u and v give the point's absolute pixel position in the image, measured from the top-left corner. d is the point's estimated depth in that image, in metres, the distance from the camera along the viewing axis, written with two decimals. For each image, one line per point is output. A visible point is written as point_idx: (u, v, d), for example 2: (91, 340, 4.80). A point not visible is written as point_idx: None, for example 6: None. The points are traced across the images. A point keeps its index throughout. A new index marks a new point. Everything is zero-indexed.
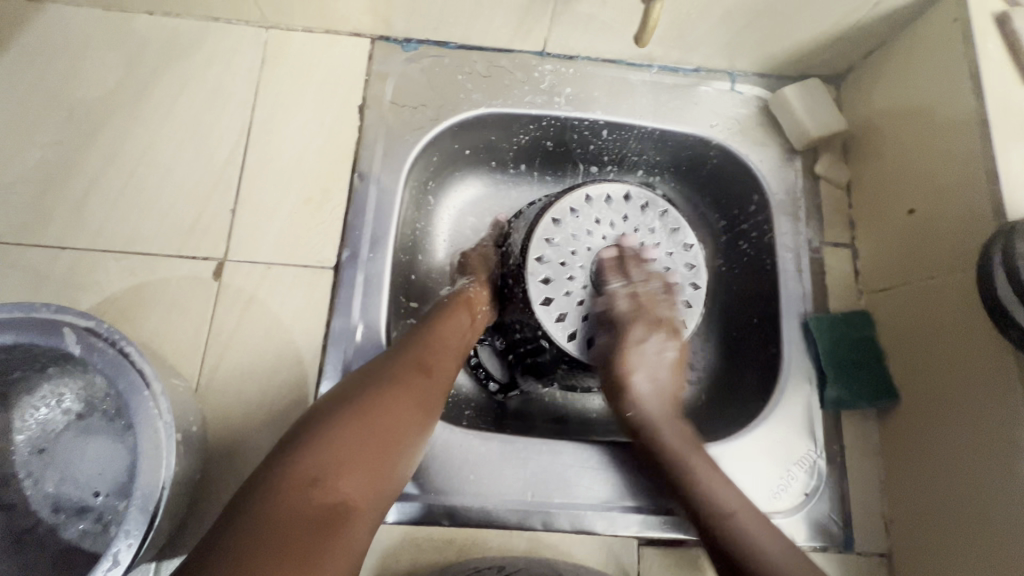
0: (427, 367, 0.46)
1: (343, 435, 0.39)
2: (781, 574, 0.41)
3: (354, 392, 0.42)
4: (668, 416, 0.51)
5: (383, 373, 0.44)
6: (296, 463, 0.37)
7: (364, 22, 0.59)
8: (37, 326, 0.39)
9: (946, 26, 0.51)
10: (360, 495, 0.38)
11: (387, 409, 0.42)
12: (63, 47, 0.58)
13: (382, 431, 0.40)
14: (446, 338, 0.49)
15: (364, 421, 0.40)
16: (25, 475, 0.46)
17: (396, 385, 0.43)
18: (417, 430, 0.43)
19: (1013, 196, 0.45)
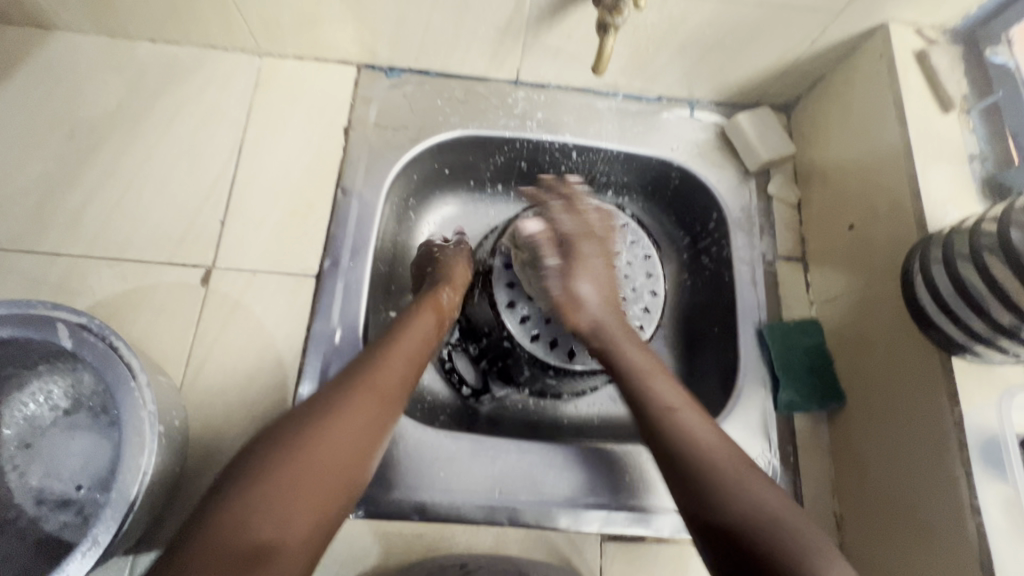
0: (369, 384, 0.46)
1: (272, 469, 0.39)
2: (716, 460, 0.43)
3: (281, 427, 0.42)
4: (614, 321, 0.54)
5: (324, 397, 0.44)
6: (229, 500, 0.37)
7: (351, 51, 0.64)
8: (32, 321, 0.42)
9: (875, 61, 0.57)
10: (293, 527, 0.38)
11: (320, 437, 0.41)
12: (69, 71, 0.63)
13: (314, 458, 0.40)
14: (399, 353, 0.49)
15: (294, 451, 0.40)
16: (11, 468, 0.48)
17: (332, 409, 0.43)
18: (357, 454, 0.42)
19: (933, 211, 0.49)
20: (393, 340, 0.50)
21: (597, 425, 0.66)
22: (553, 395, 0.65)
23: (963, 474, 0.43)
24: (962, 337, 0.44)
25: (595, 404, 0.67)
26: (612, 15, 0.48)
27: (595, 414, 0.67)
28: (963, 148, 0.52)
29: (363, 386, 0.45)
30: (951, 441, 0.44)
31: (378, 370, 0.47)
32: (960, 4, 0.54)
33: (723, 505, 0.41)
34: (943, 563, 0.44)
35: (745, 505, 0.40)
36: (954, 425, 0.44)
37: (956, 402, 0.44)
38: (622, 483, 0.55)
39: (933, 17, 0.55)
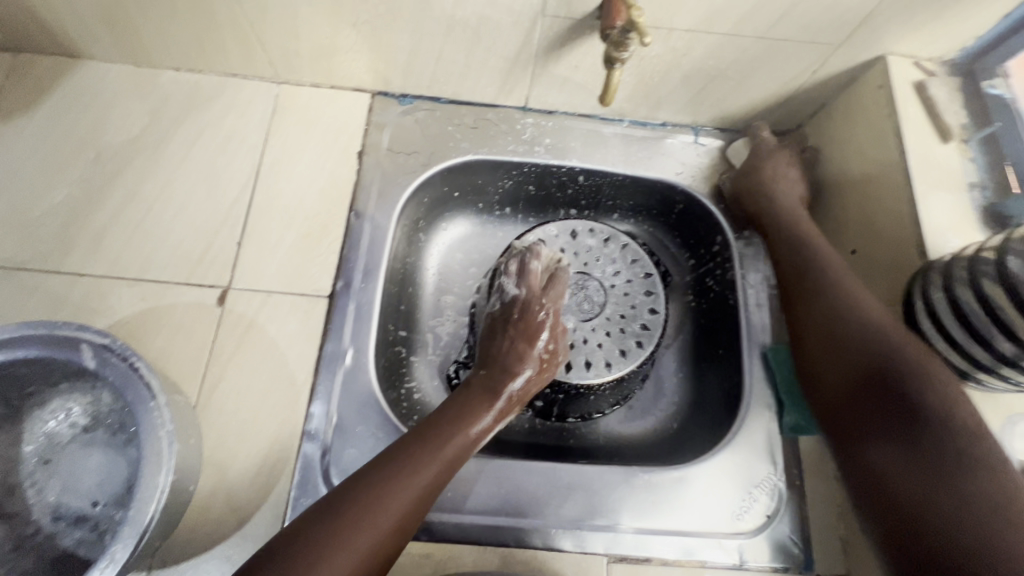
0: (415, 482, 0.45)
1: (319, 556, 0.40)
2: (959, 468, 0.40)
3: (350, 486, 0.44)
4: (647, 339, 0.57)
5: (370, 485, 0.44)
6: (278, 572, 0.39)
7: (366, 80, 0.67)
8: (57, 341, 0.44)
9: (875, 92, 0.59)
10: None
11: (362, 531, 0.42)
12: (96, 98, 0.65)
13: (348, 551, 0.41)
14: (447, 453, 0.48)
15: (338, 543, 0.41)
16: (30, 484, 0.49)
17: (377, 503, 0.43)
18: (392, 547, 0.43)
19: (933, 239, 0.51)
20: (442, 432, 0.49)
21: (603, 446, 0.67)
22: (559, 417, 0.66)
23: None
24: (965, 366, 0.45)
25: (601, 424, 0.68)
26: (618, 50, 0.50)
27: (601, 434, 0.67)
28: (962, 177, 0.53)
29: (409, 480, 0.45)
30: None
31: (423, 467, 0.46)
32: (956, 38, 0.56)
33: (923, 476, 0.41)
34: None
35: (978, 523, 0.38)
36: None
37: None
38: (628, 505, 0.55)
39: (930, 50, 0.57)
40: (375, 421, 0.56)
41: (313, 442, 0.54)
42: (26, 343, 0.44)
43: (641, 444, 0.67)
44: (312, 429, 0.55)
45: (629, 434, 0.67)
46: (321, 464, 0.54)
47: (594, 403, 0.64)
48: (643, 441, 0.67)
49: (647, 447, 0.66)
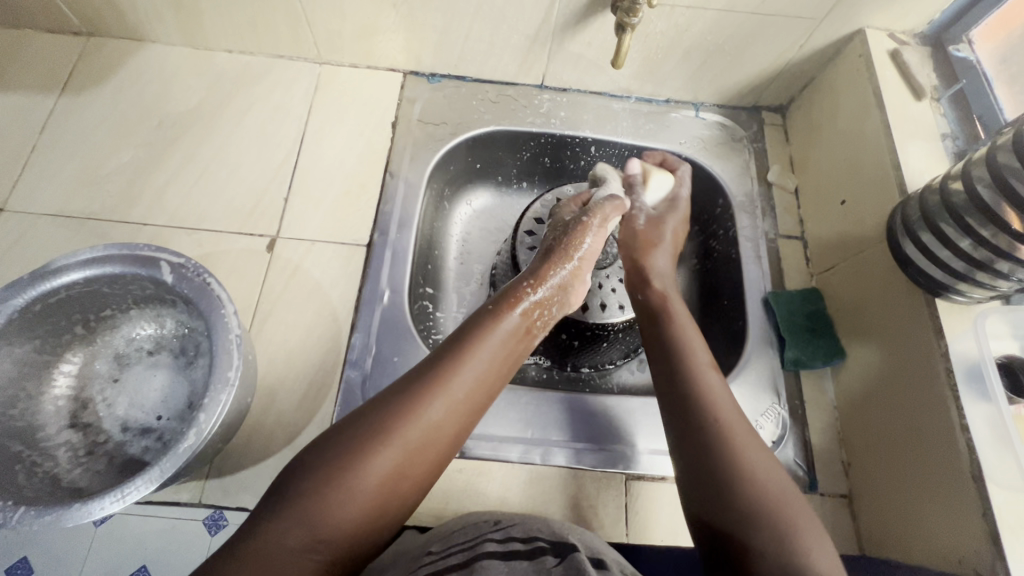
0: (445, 396, 0.45)
1: (347, 467, 0.41)
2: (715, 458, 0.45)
3: (414, 380, 0.46)
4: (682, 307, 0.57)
5: (391, 406, 0.44)
6: (338, 448, 0.42)
7: (399, 59, 0.74)
8: (139, 260, 0.49)
9: (856, 60, 0.66)
10: (369, 499, 0.41)
11: (384, 447, 0.42)
12: (158, 75, 0.73)
13: (407, 439, 0.43)
14: (468, 375, 0.47)
15: (379, 442, 0.42)
16: (100, 400, 0.54)
17: (401, 419, 0.43)
18: (423, 463, 0.44)
19: (912, 179, 0.57)
20: (467, 344, 0.48)
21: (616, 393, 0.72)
22: (574, 367, 0.71)
23: (952, 396, 0.48)
24: (945, 279, 0.50)
25: (614, 374, 0.73)
26: (629, 16, 0.57)
27: (614, 383, 0.72)
28: (936, 129, 0.60)
29: (435, 399, 0.44)
30: (939, 371, 0.50)
31: (448, 383, 0.46)
32: (925, 11, 0.63)
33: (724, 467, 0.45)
34: (941, 483, 0.48)
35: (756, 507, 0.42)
36: (941, 355, 0.50)
37: (941, 334, 0.50)
38: (643, 430, 0.60)
39: (903, 23, 0.64)
40: (408, 351, 0.60)
41: (355, 369, 0.59)
42: (109, 261, 0.49)
43: (650, 390, 0.72)
44: (354, 358, 0.60)
45: (640, 382, 0.73)
46: (361, 389, 0.58)
47: (605, 353, 0.70)
48: (653, 387, 0.72)
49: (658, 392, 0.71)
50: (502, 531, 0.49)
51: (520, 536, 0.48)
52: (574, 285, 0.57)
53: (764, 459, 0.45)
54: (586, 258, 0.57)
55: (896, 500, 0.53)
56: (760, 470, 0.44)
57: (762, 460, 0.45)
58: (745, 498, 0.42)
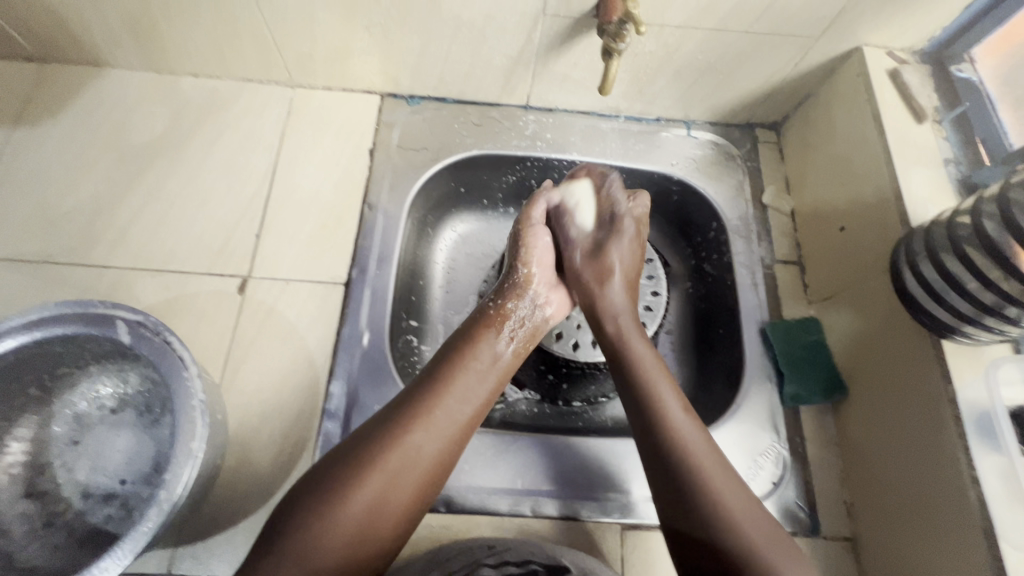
0: (431, 421, 0.44)
1: (344, 493, 0.40)
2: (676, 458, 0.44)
3: (405, 400, 0.45)
4: (629, 312, 0.55)
5: (380, 429, 0.43)
6: (331, 478, 0.40)
7: (376, 82, 0.70)
8: (93, 319, 0.46)
9: (854, 79, 0.63)
10: (357, 529, 0.40)
11: (376, 467, 0.41)
12: (119, 103, 0.69)
13: (398, 466, 0.42)
14: (452, 402, 0.45)
15: (369, 468, 0.41)
16: (59, 464, 0.50)
17: (394, 438, 0.42)
18: (417, 486, 0.42)
19: (915, 210, 0.54)
20: (454, 366, 0.47)
21: (610, 427, 0.68)
22: (565, 401, 0.68)
23: (961, 444, 0.46)
24: (952, 321, 0.47)
25: (609, 407, 0.70)
26: (616, 41, 0.54)
27: (609, 417, 0.69)
28: (939, 154, 0.57)
29: (423, 420, 0.43)
30: (947, 418, 0.48)
31: (437, 404, 0.45)
32: (924, 29, 0.61)
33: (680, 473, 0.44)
34: (949, 535, 0.46)
35: (722, 513, 0.41)
36: (949, 401, 0.48)
37: (949, 379, 0.48)
38: (638, 475, 0.57)
39: (902, 40, 0.62)
40: (391, 397, 0.57)
41: (332, 421, 0.56)
42: (61, 321, 0.46)
43: None
44: (331, 408, 0.56)
45: None
46: (340, 442, 0.55)
47: (599, 386, 0.67)
48: None
49: None
50: (496, 556, 0.47)
51: (514, 560, 0.47)
52: (547, 304, 0.56)
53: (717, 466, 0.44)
54: (541, 262, 0.57)
55: (902, 548, 0.51)
56: (716, 476, 0.43)
57: (703, 446, 0.45)
58: (711, 519, 0.41)
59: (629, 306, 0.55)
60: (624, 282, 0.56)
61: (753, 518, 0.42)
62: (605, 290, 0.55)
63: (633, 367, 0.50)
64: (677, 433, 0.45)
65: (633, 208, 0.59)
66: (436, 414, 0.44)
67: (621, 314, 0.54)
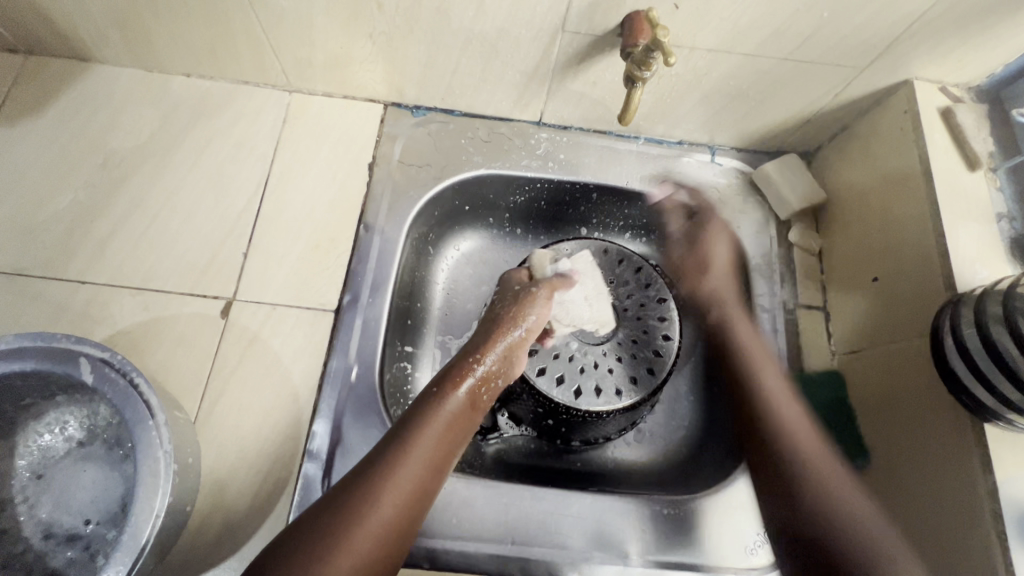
0: (394, 488, 0.42)
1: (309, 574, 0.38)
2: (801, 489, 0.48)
3: (362, 472, 0.43)
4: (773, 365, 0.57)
5: (343, 501, 0.41)
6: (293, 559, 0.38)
7: (379, 91, 0.66)
8: (56, 354, 0.42)
9: (899, 116, 0.57)
10: None
11: (341, 546, 0.39)
12: (106, 102, 0.64)
13: (361, 538, 0.40)
14: (412, 470, 0.43)
15: (332, 546, 0.39)
16: (21, 500, 0.47)
17: (356, 515, 0.41)
18: (378, 558, 0.41)
19: (962, 271, 0.49)
20: (415, 430, 0.45)
21: (611, 472, 0.64)
22: (565, 440, 0.63)
23: (998, 545, 0.42)
24: (993, 403, 0.43)
25: (610, 448, 0.65)
26: (641, 68, 0.49)
27: (610, 459, 0.65)
28: (990, 207, 0.52)
29: (387, 490, 0.42)
30: (984, 512, 0.43)
31: (399, 473, 0.43)
32: (983, 64, 0.55)
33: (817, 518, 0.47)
34: None
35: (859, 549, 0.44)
36: (987, 493, 0.43)
37: (989, 470, 0.43)
38: (637, 535, 0.53)
39: (958, 75, 0.56)
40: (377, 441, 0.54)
41: (314, 462, 0.53)
42: (22, 355, 0.42)
43: (652, 470, 0.64)
44: (314, 448, 0.53)
45: (641, 460, 0.65)
46: (321, 486, 0.52)
47: (601, 429, 0.62)
48: (656, 467, 0.64)
49: (662, 474, 0.63)
50: None
51: None
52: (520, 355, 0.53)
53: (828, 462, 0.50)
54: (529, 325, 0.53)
55: None
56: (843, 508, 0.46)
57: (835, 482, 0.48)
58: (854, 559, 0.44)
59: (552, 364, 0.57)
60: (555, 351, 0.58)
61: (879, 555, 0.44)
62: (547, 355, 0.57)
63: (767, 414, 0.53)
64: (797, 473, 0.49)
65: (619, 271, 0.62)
66: (398, 483, 0.43)
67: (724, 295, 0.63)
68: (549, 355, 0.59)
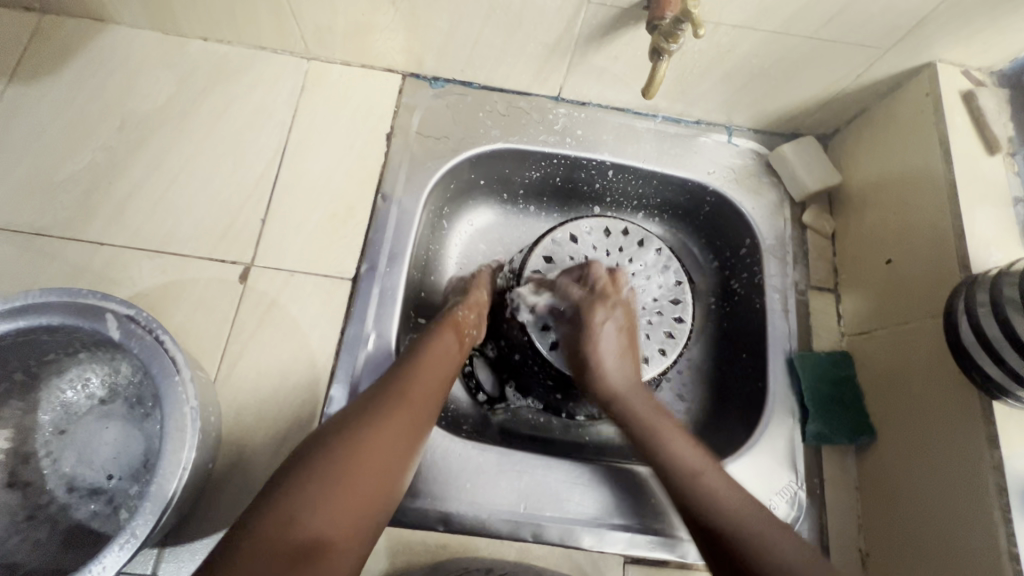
0: (403, 403, 0.47)
1: (323, 474, 0.40)
2: (718, 501, 0.47)
3: (372, 393, 0.47)
4: (632, 387, 0.56)
5: (357, 414, 0.45)
6: (310, 463, 0.41)
7: (398, 60, 0.65)
8: (82, 310, 0.43)
9: (920, 99, 0.57)
10: (339, 515, 0.40)
11: (354, 449, 0.42)
12: (122, 64, 0.64)
13: (374, 444, 0.43)
14: (415, 389, 0.48)
15: (346, 450, 0.42)
16: (45, 454, 0.48)
17: (370, 424, 0.44)
18: (392, 464, 0.44)
19: (977, 253, 0.50)
20: (418, 361, 0.50)
21: (617, 445, 0.65)
22: (568, 415, 0.64)
23: (1002, 518, 0.43)
24: (1000, 377, 0.44)
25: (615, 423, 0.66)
26: (668, 41, 0.49)
27: (615, 433, 0.66)
28: (1008, 191, 0.53)
29: (396, 406, 0.46)
30: (989, 487, 0.44)
31: (406, 392, 0.47)
32: (1007, 48, 0.55)
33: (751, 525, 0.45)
34: None
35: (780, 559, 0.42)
36: (993, 468, 0.44)
37: (996, 445, 0.45)
38: (646, 504, 0.55)
39: (981, 58, 0.56)
40: None
41: None
42: (47, 310, 0.42)
43: None
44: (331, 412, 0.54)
45: None
46: None
47: (604, 404, 0.62)
48: None
49: None
50: None
51: None
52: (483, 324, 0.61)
53: (721, 476, 0.49)
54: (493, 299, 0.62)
55: None
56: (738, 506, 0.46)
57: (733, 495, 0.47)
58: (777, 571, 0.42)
59: (628, 381, 0.56)
60: (616, 354, 0.57)
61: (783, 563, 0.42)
62: (599, 368, 0.56)
63: (648, 431, 0.53)
64: (703, 484, 0.48)
65: (610, 291, 0.59)
66: (406, 400, 0.47)
67: (615, 379, 0.56)
68: (564, 329, 0.60)
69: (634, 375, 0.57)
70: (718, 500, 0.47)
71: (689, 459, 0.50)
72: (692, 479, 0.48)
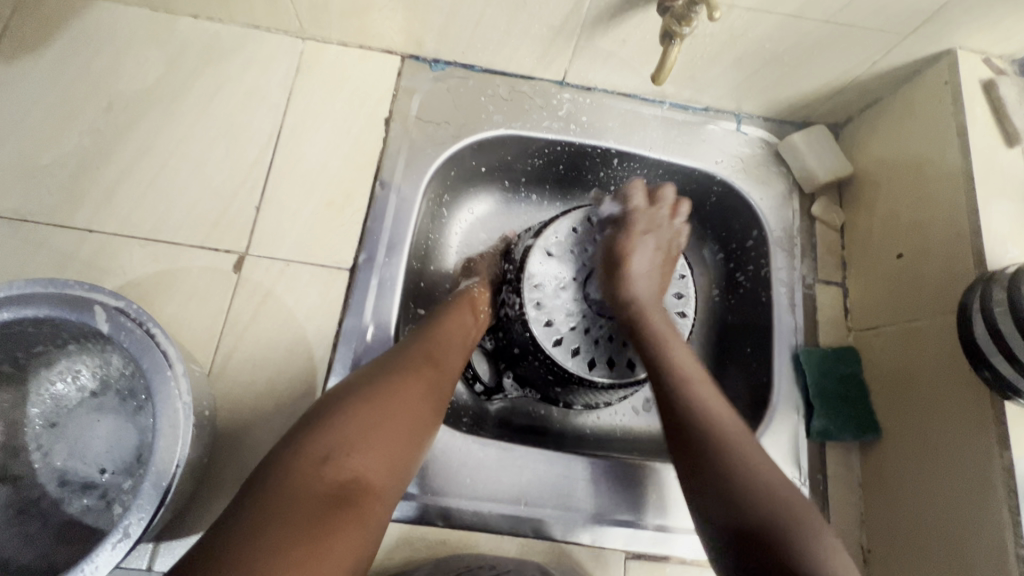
0: (428, 363, 0.47)
1: (356, 417, 0.41)
2: (720, 429, 0.42)
3: (397, 352, 0.48)
4: (656, 301, 0.53)
5: (386, 367, 0.46)
6: (343, 408, 0.41)
7: (397, 41, 0.63)
8: (68, 302, 0.41)
9: (938, 88, 0.56)
10: (369, 460, 0.40)
11: (385, 397, 0.43)
12: (109, 42, 0.61)
13: (404, 395, 0.44)
14: (439, 352, 0.49)
15: (378, 398, 0.43)
16: (36, 448, 0.47)
17: (399, 376, 0.45)
18: (420, 418, 0.44)
19: (993, 249, 0.49)
20: (441, 328, 0.51)
21: (617, 438, 0.65)
22: (565, 405, 0.62)
23: (1011, 520, 0.43)
24: (1013, 377, 0.42)
25: (616, 415, 0.65)
26: (680, 24, 0.47)
27: (616, 425, 0.65)
28: None
29: (423, 364, 0.47)
30: (998, 488, 0.44)
31: (431, 354, 0.48)
32: None
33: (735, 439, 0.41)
34: None
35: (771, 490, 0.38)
36: (1003, 470, 0.44)
37: (1007, 447, 0.44)
38: (648, 500, 0.54)
39: (1004, 46, 0.54)
40: None
41: None
42: (31, 302, 0.41)
43: (659, 438, 0.65)
44: None
45: (648, 427, 0.65)
46: None
47: (600, 396, 0.60)
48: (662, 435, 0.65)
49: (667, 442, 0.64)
50: None
51: None
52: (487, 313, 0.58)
53: (720, 399, 0.44)
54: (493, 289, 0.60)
55: None
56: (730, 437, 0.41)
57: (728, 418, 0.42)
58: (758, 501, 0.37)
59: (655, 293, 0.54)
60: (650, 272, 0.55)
61: (775, 495, 0.38)
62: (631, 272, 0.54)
63: (647, 336, 0.49)
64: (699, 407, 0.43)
65: (664, 212, 0.59)
66: (431, 361, 0.48)
67: (644, 294, 0.53)
68: (566, 328, 0.56)
69: (659, 291, 0.54)
70: (719, 421, 0.42)
71: (685, 366, 0.46)
72: (683, 389, 0.44)
